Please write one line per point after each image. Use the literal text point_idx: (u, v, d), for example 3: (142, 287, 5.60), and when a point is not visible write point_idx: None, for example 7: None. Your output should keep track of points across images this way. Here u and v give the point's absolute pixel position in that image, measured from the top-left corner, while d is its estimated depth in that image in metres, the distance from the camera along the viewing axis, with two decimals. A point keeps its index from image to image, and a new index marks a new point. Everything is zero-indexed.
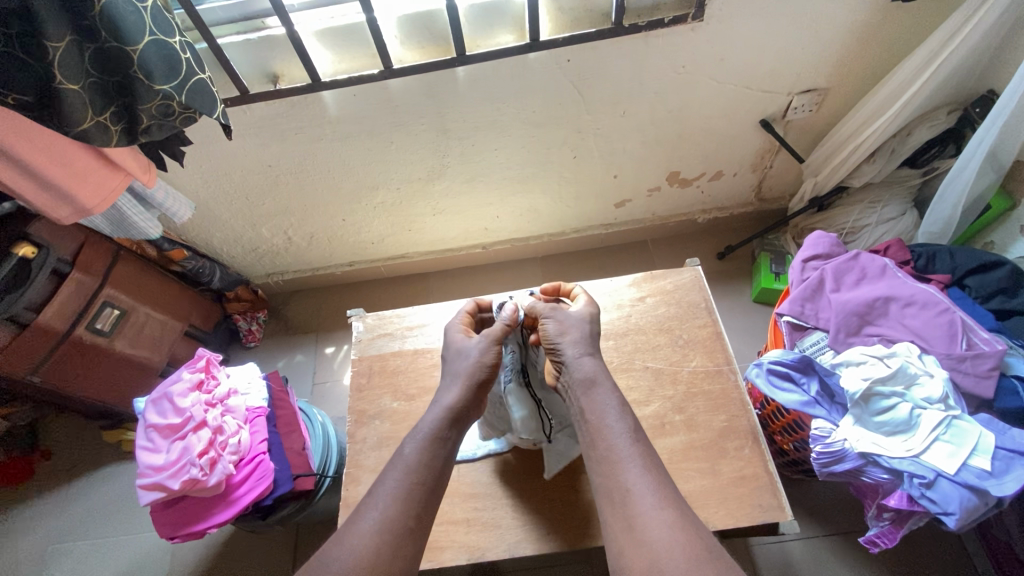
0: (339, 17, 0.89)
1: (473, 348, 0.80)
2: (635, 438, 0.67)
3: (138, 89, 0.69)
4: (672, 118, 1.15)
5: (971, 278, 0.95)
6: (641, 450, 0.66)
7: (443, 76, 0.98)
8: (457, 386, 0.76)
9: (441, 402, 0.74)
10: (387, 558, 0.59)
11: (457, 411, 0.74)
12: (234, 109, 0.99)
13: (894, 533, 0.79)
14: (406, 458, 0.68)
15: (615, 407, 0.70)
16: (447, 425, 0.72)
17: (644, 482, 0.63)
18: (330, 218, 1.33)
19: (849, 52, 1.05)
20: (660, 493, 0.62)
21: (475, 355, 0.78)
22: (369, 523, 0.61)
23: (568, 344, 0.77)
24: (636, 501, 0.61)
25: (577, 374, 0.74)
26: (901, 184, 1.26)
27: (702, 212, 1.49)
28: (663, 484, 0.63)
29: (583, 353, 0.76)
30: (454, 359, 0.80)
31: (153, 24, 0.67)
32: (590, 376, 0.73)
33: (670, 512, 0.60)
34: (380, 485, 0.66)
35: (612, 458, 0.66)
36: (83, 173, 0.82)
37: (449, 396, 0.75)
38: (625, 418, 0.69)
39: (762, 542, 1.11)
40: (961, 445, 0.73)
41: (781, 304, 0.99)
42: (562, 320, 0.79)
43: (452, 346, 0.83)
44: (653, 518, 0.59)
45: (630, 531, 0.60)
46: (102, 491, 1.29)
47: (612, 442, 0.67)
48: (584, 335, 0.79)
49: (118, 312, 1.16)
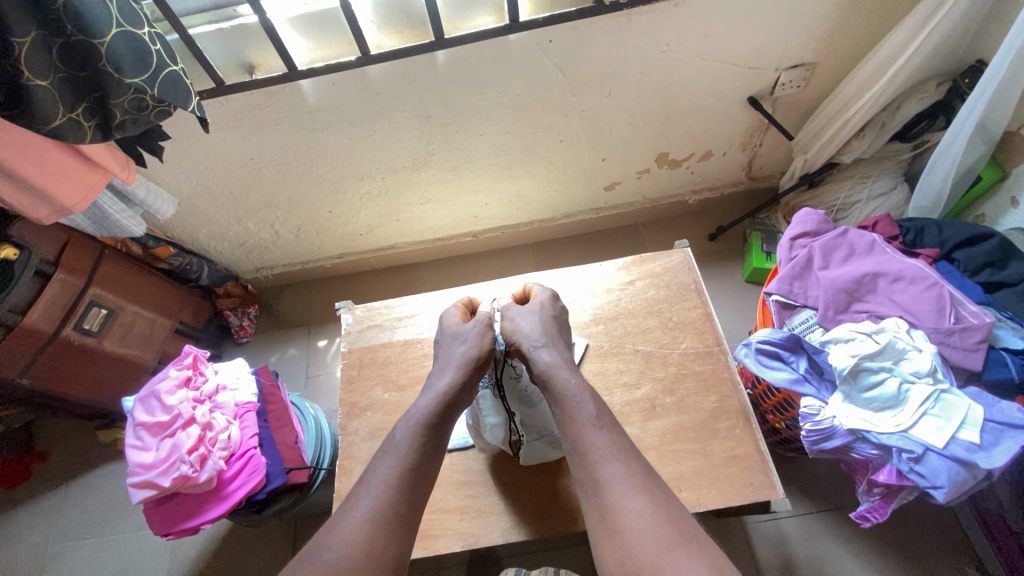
0: (313, 3, 0.86)
1: (469, 332, 0.82)
2: (601, 423, 0.67)
3: (109, 84, 0.67)
4: (658, 98, 1.14)
5: (959, 251, 0.94)
6: (609, 437, 0.66)
7: (422, 61, 0.96)
8: (451, 370, 0.76)
9: (437, 388, 0.75)
10: (380, 544, 0.59)
11: (449, 396, 0.74)
12: (211, 102, 0.97)
13: (884, 507, 0.80)
14: (398, 441, 0.68)
15: (577, 394, 0.70)
16: (439, 413, 0.72)
17: (614, 470, 0.62)
18: (316, 210, 1.32)
19: (836, 25, 1.03)
20: (630, 478, 0.61)
21: (471, 342, 0.80)
22: (361, 511, 0.61)
23: (524, 340, 0.78)
24: (607, 489, 0.61)
25: (536, 368, 0.75)
26: (891, 159, 1.25)
27: (692, 193, 1.48)
28: (631, 469, 0.62)
29: (539, 345, 0.77)
30: (453, 342, 0.82)
31: (121, 15, 0.65)
32: (548, 365, 0.74)
33: (642, 498, 0.59)
34: (365, 474, 0.66)
35: (580, 450, 0.65)
36: (59, 171, 0.81)
37: (443, 380, 0.75)
38: (589, 404, 0.69)
39: (756, 520, 1.12)
40: (949, 419, 0.73)
41: (769, 283, 0.98)
42: (516, 318, 0.82)
43: (441, 342, 0.85)
44: (625, 506, 0.59)
45: (603, 520, 0.60)
46: (100, 490, 1.30)
47: (579, 432, 0.67)
48: (536, 327, 0.80)
49: (105, 311, 1.15)
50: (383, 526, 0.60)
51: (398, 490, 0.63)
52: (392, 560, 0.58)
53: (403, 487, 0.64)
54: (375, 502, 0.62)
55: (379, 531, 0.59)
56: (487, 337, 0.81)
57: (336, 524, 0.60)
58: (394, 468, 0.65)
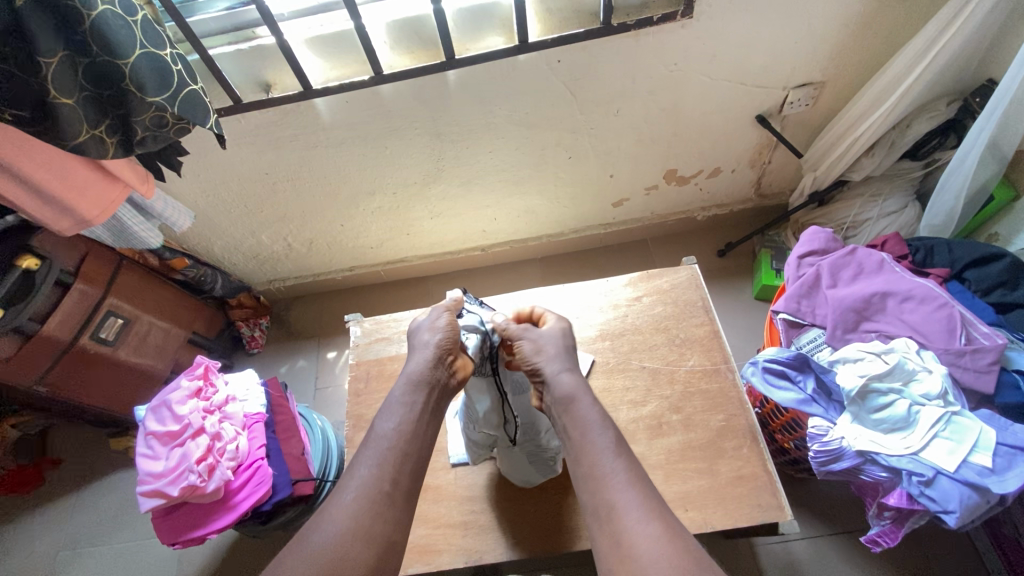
0: (328, 25, 0.90)
1: (423, 322, 0.74)
2: (619, 449, 0.62)
3: (131, 103, 0.69)
4: (666, 116, 1.15)
5: (970, 270, 0.93)
6: (626, 464, 0.60)
7: (434, 80, 0.98)
8: (418, 355, 0.69)
9: (407, 370, 0.69)
10: (367, 522, 0.57)
11: (420, 376, 0.67)
12: (228, 119, 1.00)
13: (895, 532, 0.78)
14: (380, 432, 0.64)
15: (595, 420, 0.64)
16: (412, 393, 0.67)
17: (629, 496, 0.57)
18: (329, 224, 1.34)
19: (843, 45, 1.04)
20: (646, 505, 0.56)
21: (426, 327, 0.73)
22: (356, 485, 0.60)
23: (546, 362, 0.69)
24: (621, 516, 0.56)
25: (555, 393, 0.67)
26: (901, 177, 1.24)
27: (702, 210, 1.48)
28: (648, 495, 0.58)
29: (561, 369, 0.68)
30: (422, 334, 0.72)
31: (144, 37, 0.67)
32: (569, 392, 0.66)
33: (658, 525, 0.55)
34: (351, 461, 0.63)
35: (596, 475, 0.60)
36: (84, 185, 0.84)
37: (413, 365, 0.69)
38: (608, 431, 0.63)
39: (766, 543, 1.09)
40: (961, 442, 0.72)
41: (778, 302, 0.99)
42: (537, 339, 0.71)
43: (411, 334, 0.75)
44: (640, 533, 0.54)
45: (618, 547, 0.54)
46: (111, 497, 1.31)
47: (595, 458, 0.61)
48: (560, 350, 0.71)
49: (121, 321, 1.17)
50: (372, 505, 0.59)
51: (383, 469, 0.61)
52: (381, 539, 0.57)
53: (387, 467, 0.61)
54: (360, 482, 0.60)
55: (367, 510, 0.58)
56: (440, 317, 0.73)
57: (327, 511, 0.59)
58: (391, 445, 0.63)
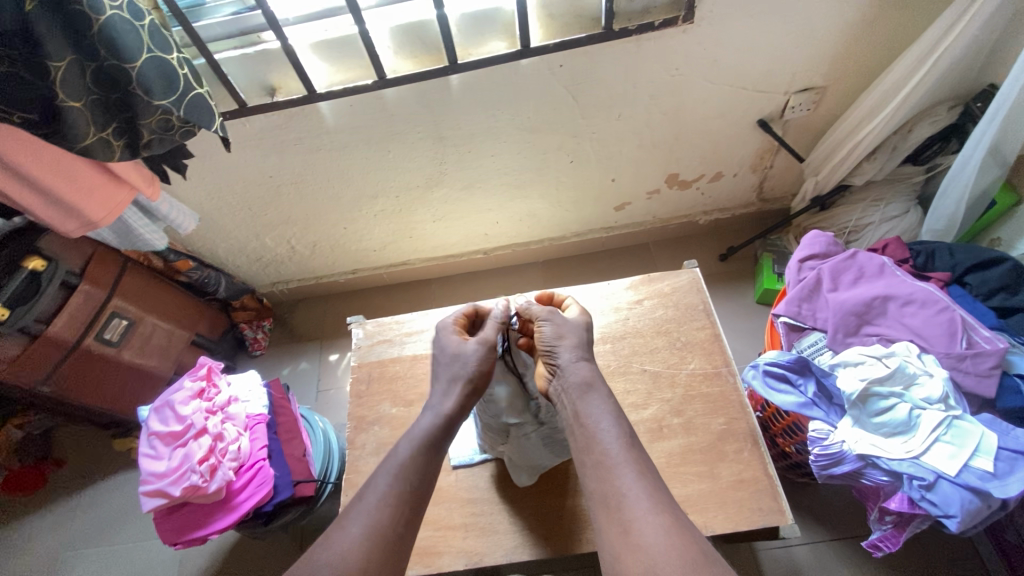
0: (333, 30, 0.91)
1: (467, 354, 0.70)
2: (629, 441, 0.61)
3: (138, 105, 0.70)
4: (668, 120, 1.15)
5: (971, 275, 0.93)
6: (636, 455, 0.60)
7: (436, 85, 0.99)
8: (453, 394, 0.69)
9: (437, 407, 0.68)
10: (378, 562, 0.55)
11: (452, 420, 0.68)
12: (233, 122, 1.01)
13: (897, 537, 0.78)
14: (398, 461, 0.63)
15: (609, 410, 0.64)
16: (439, 431, 0.66)
17: (638, 487, 0.57)
18: (332, 227, 1.35)
19: (844, 51, 1.04)
20: (655, 498, 0.56)
21: (470, 362, 0.70)
22: (376, 495, 0.60)
23: (567, 348, 0.69)
24: (630, 505, 0.56)
25: (571, 378, 0.66)
26: (902, 182, 1.24)
27: (704, 214, 1.48)
28: (656, 487, 0.58)
29: (579, 357, 0.68)
30: (448, 363, 0.71)
31: (151, 41, 0.68)
32: (586, 379, 0.66)
33: (665, 517, 0.55)
34: (363, 489, 0.61)
35: (605, 463, 0.60)
36: (90, 188, 0.85)
37: (444, 402, 0.68)
38: (620, 423, 0.63)
39: (768, 547, 1.09)
40: (962, 446, 0.72)
41: (779, 305, 0.99)
42: (560, 325, 0.71)
43: (444, 360, 0.72)
44: (649, 523, 0.54)
45: (625, 536, 0.54)
46: (113, 498, 1.32)
47: (605, 446, 0.61)
48: (582, 340, 0.71)
49: (126, 322, 1.18)
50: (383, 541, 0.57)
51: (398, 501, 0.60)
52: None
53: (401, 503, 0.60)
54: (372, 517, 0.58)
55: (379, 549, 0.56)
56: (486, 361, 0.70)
57: (334, 539, 0.57)
58: (409, 458, 0.63)
